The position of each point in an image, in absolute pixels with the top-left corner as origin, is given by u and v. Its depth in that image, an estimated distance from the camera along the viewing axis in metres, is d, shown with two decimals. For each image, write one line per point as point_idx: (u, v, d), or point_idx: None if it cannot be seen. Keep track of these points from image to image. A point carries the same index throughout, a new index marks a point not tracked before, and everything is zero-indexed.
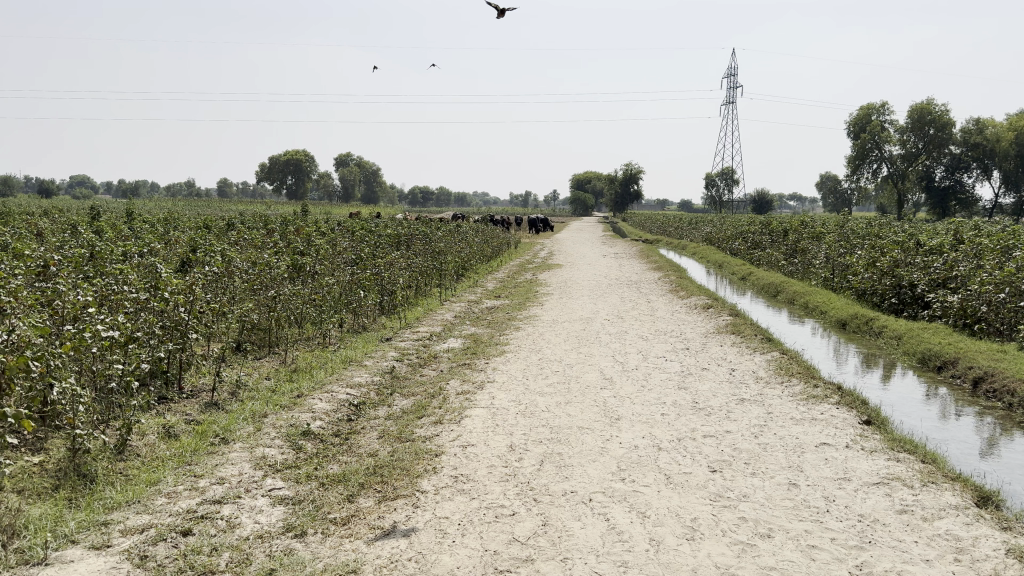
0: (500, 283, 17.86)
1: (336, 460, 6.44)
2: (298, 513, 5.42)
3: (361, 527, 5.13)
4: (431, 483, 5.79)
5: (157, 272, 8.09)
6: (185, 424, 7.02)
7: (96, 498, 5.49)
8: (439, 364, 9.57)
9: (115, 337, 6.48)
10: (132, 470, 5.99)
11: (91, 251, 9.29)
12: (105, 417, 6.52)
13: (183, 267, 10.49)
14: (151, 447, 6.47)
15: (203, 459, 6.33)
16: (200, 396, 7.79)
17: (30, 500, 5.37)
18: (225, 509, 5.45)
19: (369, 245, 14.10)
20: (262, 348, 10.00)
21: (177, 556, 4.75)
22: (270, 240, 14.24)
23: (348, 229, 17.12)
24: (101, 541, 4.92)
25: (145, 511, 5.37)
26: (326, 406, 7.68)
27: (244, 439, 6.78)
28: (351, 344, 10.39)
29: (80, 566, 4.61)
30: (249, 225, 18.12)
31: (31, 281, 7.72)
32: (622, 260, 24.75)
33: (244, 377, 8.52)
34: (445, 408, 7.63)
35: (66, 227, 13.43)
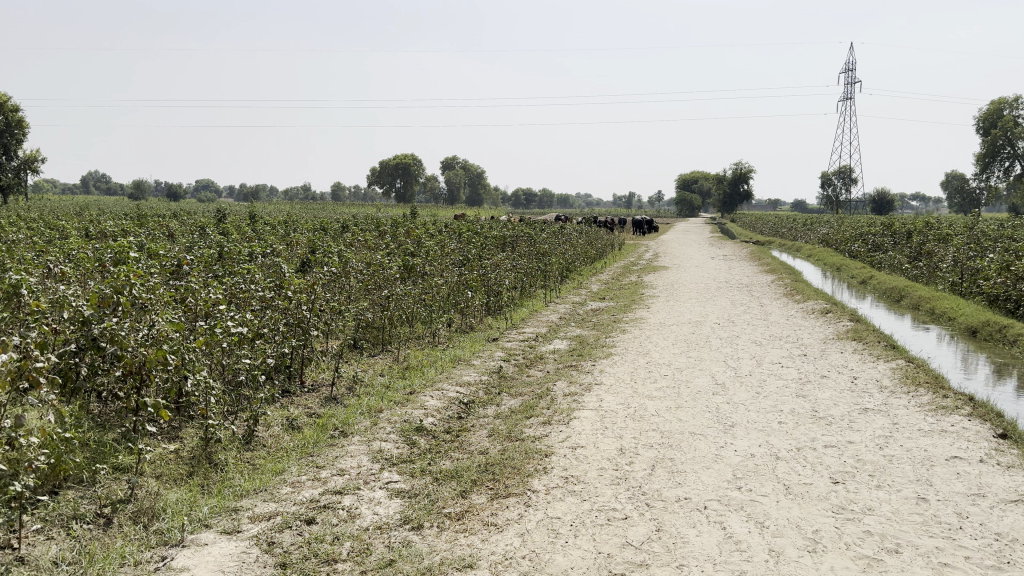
0: (605, 285, 17.79)
1: (448, 456, 6.56)
2: (414, 506, 5.56)
3: (475, 523, 5.22)
4: (543, 483, 5.82)
5: (280, 272, 8.51)
6: (307, 417, 7.33)
7: (227, 485, 5.81)
8: (546, 365, 9.61)
9: (243, 333, 6.85)
10: (259, 460, 6.31)
11: (219, 252, 9.86)
12: (234, 408, 6.90)
13: (303, 267, 10.98)
14: (277, 438, 6.80)
15: (324, 450, 6.59)
16: (320, 391, 8.12)
17: (167, 486, 5.75)
18: (346, 499, 5.65)
19: (477, 248, 14.33)
20: (376, 345, 10.32)
21: (302, 544, 4.95)
22: (383, 242, 14.72)
23: (455, 230, 17.46)
24: (232, 526, 5.20)
25: (272, 499, 5.64)
26: (437, 404, 7.86)
27: (362, 432, 7.03)
28: (459, 344, 10.58)
29: (213, 549, 4.89)
30: (362, 227, 18.82)
31: (167, 280, 8.28)
32: (732, 262, 24.20)
33: (360, 373, 8.84)
34: (554, 409, 7.65)
35: (195, 229, 14.31)
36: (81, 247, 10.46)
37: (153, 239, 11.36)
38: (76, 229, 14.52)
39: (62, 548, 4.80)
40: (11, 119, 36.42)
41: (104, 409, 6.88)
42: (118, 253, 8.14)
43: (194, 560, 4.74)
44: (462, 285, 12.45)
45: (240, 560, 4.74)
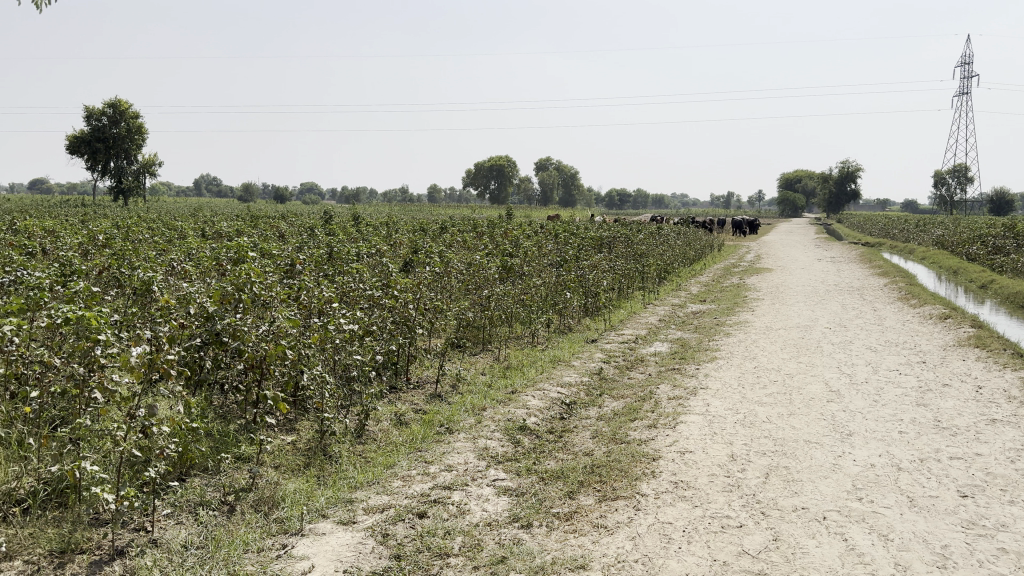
0: (703, 288, 17.48)
1: (553, 457, 6.58)
2: (522, 504, 5.60)
3: (585, 524, 5.21)
4: (652, 487, 5.76)
5: (388, 272, 8.77)
6: (414, 413, 7.52)
7: (341, 477, 6.00)
8: (648, 367, 9.51)
9: (355, 330, 7.08)
10: (370, 453, 6.50)
11: (328, 252, 10.21)
12: (346, 402, 7.14)
13: (406, 267, 11.25)
14: (386, 432, 7.00)
15: (432, 446, 6.73)
16: (426, 387, 8.31)
17: (286, 476, 5.99)
18: (456, 495, 5.74)
19: (574, 250, 14.36)
20: (477, 344, 10.46)
21: (415, 537, 5.06)
22: (481, 243, 14.91)
23: (551, 232, 17.52)
24: (348, 517, 5.35)
25: (384, 492, 5.79)
26: (539, 404, 7.90)
27: (467, 429, 7.14)
28: (558, 345, 10.60)
29: (332, 539, 5.05)
30: (460, 228, 19.11)
31: (282, 278, 8.65)
32: (838, 264, 23.37)
33: (463, 371, 8.99)
34: (659, 412, 7.56)
35: (304, 230, 14.87)
36: (202, 247, 11.04)
37: (267, 239, 11.88)
38: (195, 230, 15.33)
39: (191, 533, 5.06)
40: (132, 125, 38.55)
41: (225, 401, 7.24)
42: (238, 253, 8.55)
43: (313, 548, 4.91)
44: (560, 286, 12.49)
45: (358, 550, 4.88)
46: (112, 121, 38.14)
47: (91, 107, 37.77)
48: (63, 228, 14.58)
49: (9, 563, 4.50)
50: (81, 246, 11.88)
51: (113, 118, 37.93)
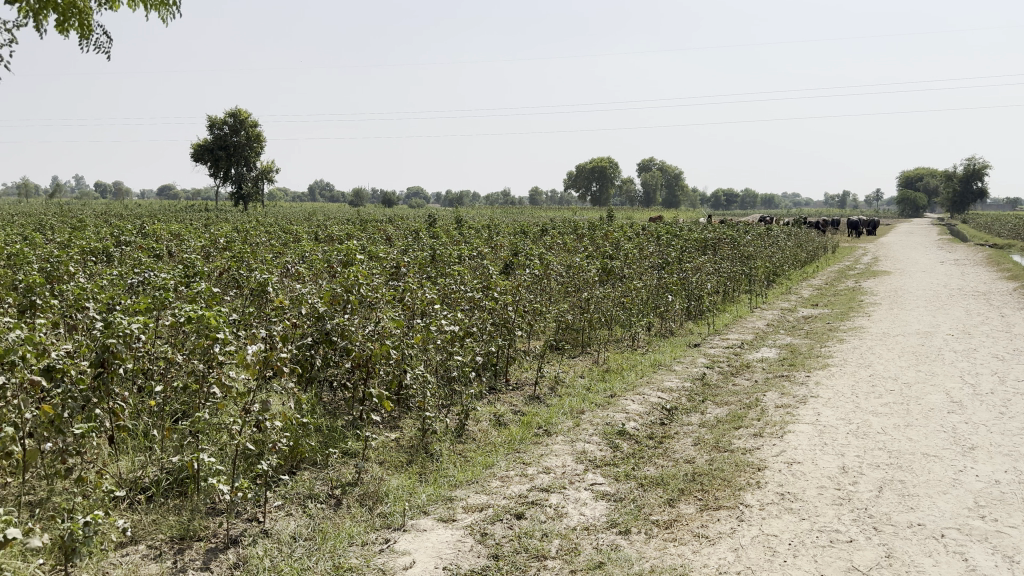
0: (815, 291, 16.82)
1: (653, 463, 6.49)
2: (621, 510, 5.55)
3: (685, 533, 5.12)
4: (756, 498, 5.59)
5: (488, 274, 8.97)
6: (512, 414, 7.61)
7: (442, 475, 6.13)
8: (753, 373, 9.25)
9: (456, 331, 7.24)
10: (470, 453, 6.61)
11: (431, 254, 10.50)
12: (447, 402, 7.30)
13: (506, 269, 11.43)
14: (486, 432, 7.11)
15: (530, 448, 6.78)
16: (524, 389, 8.39)
17: (389, 472, 6.17)
18: (553, 498, 5.76)
19: (677, 252, 14.17)
20: (576, 347, 10.46)
21: (513, 537, 5.10)
22: (582, 245, 14.92)
23: (654, 234, 17.31)
24: (448, 514, 5.46)
25: (483, 491, 5.87)
26: (639, 409, 7.82)
27: (565, 432, 7.15)
28: (659, 349, 10.46)
29: (431, 536, 5.16)
30: (562, 230, 19.17)
31: (386, 280, 8.95)
32: (964, 267, 22.00)
33: (562, 373, 9.03)
34: (765, 421, 7.33)
35: (409, 233, 15.28)
36: (313, 250, 11.54)
37: (373, 242, 12.28)
38: (308, 233, 16.01)
39: (300, 525, 5.28)
40: (250, 134, 40.53)
41: (334, 398, 7.54)
42: (347, 256, 8.91)
43: (414, 544, 5.03)
44: (662, 289, 12.34)
45: (457, 548, 4.97)
46: (233, 130, 40.29)
47: (214, 117, 40.06)
48: (188, 232, 15.54)
49: (134, 547, 4.83)
50: (203, 249, 12.64)
51: (234, 127, 40.06)
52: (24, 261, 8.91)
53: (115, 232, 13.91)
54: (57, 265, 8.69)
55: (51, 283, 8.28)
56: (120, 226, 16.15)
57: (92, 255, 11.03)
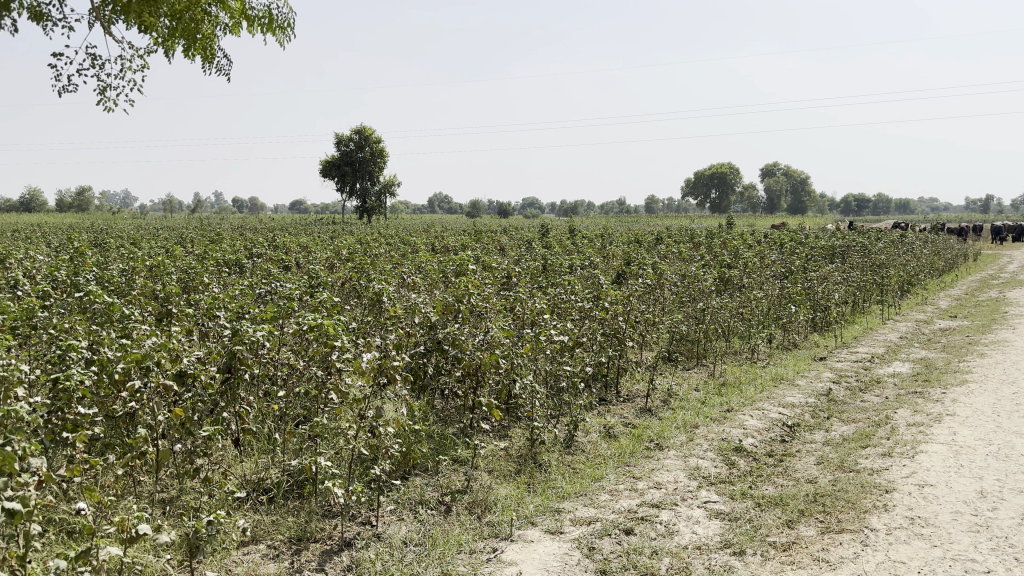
0: (956, 302, 15.68)
1: (771, 481, 6.20)
2: (735, 530, 5.33)
3: (804, 556, 4.85)
4: (883, 522, 5.24)
5: (598, 284, 9.01)
6: (623, 427, 7.51)
7: (550, 486, 6.11)
8: (883, 389, 8.70)
9: (565, 342, 7.24)
10: (579, 464, 6.55)
11: (543, 264, 10.66)
12: (557, 413, 7.29)
13: (618, 278, 11.46)
14: (595, 444, 7.05)
15: (641, 461, 6.65)
16: (636, 401, 8.27)
17: (498, 481, 6.20)
18: (664, 514, 5.60)
19: (799, 260, 13.71)
20: (691, 359, 10.21)
21: (621, 553, 4.99)
22: (698, 254, 14.60)
23: (776, 241, 16.67)
24: (555, 526, 5.42)
25: (592, 505, 5.79)
26: (757, 424, 7.51)
27: (678, 446, 6.97)
28: (781, 362, 10.02)
29: (539, 547, 5.13)
30: (679, 239, 18.75)
31: (498, 291, 9.12)
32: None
33: (676, 386, 8.82)
34: (895, 440, 6.87)
35: (522, 243, 15.42)
36: (429, 261, 11.83)
37: (486, 253, 12.47)
38: (426, 244, 16.42)
39: (411, 530, 5.38)
40: (374, 149, 41.94)
41: (445, 405, 7.69)
42: (460, 266, 9.11)
43: (521, 555, 5.01)
44: (784, 299, 12.00)
45: (564, 561, 4.92)
46: (358, 146, 41.90)
47: (341, 134, 41.93)
48: (314, 244, 16.28)
49: (255, 546, 5.07)
50: (326, 260, 13.22)
51: (359, 143, 41.66)
52: (166, 272, 9.61)
53: (248, 245, 14.77)
54: (193, 276, 9.32)
55: (188, 293, 8.87)
56: (252, 239, 17.12)
57: (226, 266, 11.76)
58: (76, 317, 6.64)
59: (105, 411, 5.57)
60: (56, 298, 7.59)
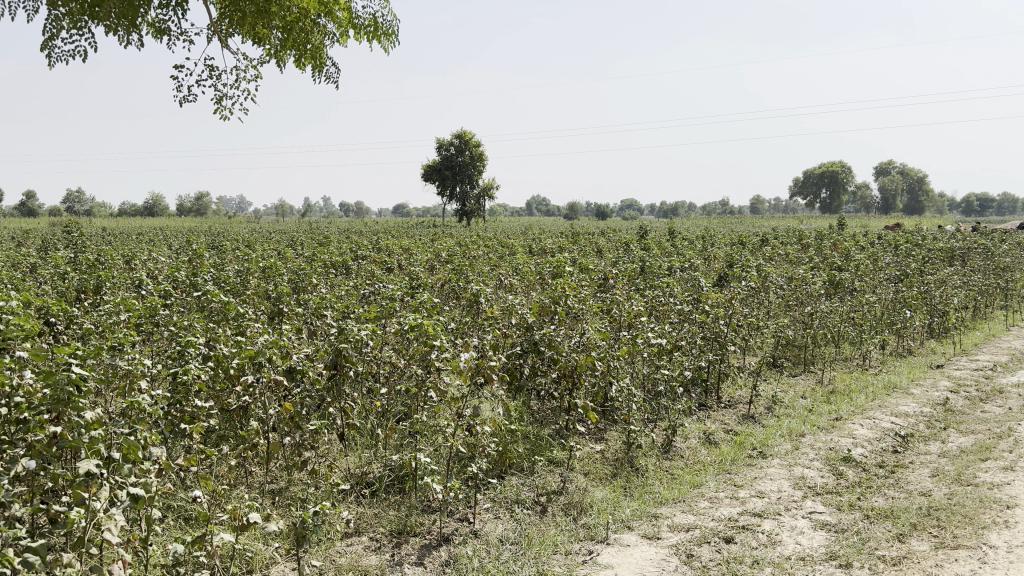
0: None
1: (882, 493, 5.93)
2: (842, 542, 5.12)
3: (916, 572, 4.62)
4: (1004, 540, 4.93)
5: (699, 286, 8.89)
6: (724, 433, 7.36)
7: (648, 491, 6.04)
8: (1007, 399, 8.17)
9: (663, 345, 7.21)
10: (677, 470, 6.46)
11: (642, 266, 10.59)
12: (655, 417, 7.22)
13: (721, 281, 11.24)
14: (695, 450, 6.94)
15: (743, 469, 6.49)
16: (738, 408, 8.09)
17: (594, 484, 6.19)
18: (767, 523, 5.44)
19: (915, 262, 13.02)
20: (797, 365, 9.89)
21: (721, 561, 4.88)
22: (806, 256, 14.12)
23: (889, 244, 15.92)
24: (653, 532, 5.35)
25: (690, 511, 5.69)
26: (868, 434, 7.20)
27: (783, 455, 6.76)
28: (894, 370, 9.55)
29: (635, 551, 5.08)
30: (785, 240, 18.18)
31: (595, 292, 9.27)
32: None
33: (781, 393, 8.56)
34: (1019, 454, 6.44)
35: (621, 245, 15.31)
36: (527, 263, 11.93)
37: (584, 255, 12.45)
38: (524, 246, 16.56)
39: (507, 528, 5.44)
40: (474, 153, 42.45)
41: (542, 407, 7.74)
42: (558, 267, 9.19)
43: (618, 558, 4.97)
44: (898, 303, 11.43)
45: (661, 567, 4.85)
46: (459, 150, 42.56)
47: (442, 138, 42.73)
48: (416, 246, 16.69)
49: (358, 538, 5.25)
50: (427, 262, 13.52)
51: (460, 147, 42.30)
52: (277, 273, 10.08)
53: (354, 247, 15.30)
54: (302, 277, 9.73)
55: (297, 293, 9.27)
56: (357, 242, 17.69)
57: (332, 268, 12.21)
58: (195, 316, 7.05)
59: (221, 405, 5.89)
60: (178, 297, 8.09)
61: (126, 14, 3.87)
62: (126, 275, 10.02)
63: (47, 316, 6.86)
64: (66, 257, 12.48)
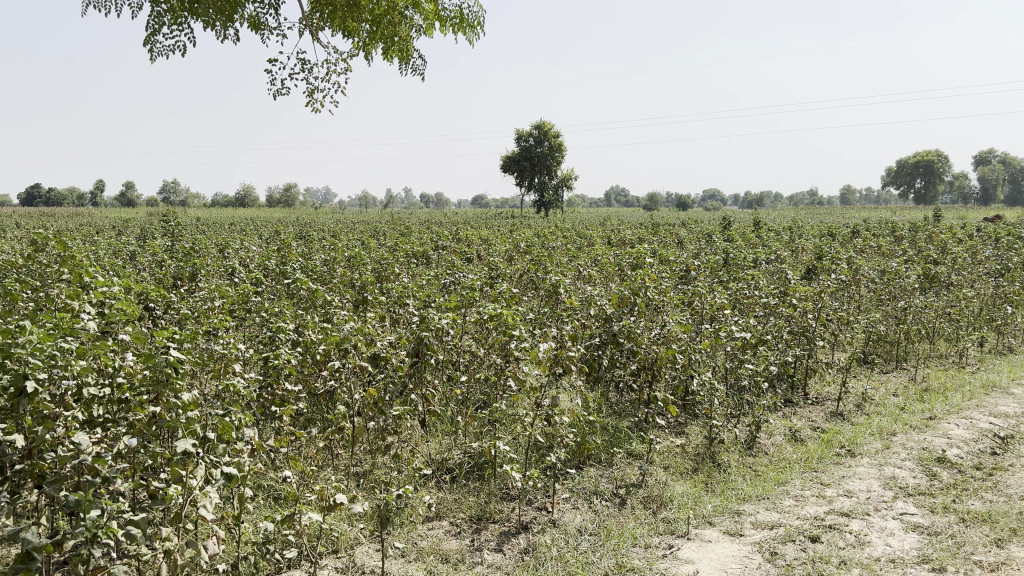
0: None
1: (979, 496, 5.66)
2: (935, 545, 4.92)
3: None
4: None
5: (786, 279, 8.69)
6: (811, 431, 7.18)
7: (730, 487, 5.95)
8: None
9: (747, 339, 7.07)
10: (761, 467, 6.33)
11: (725, 258, 10.42)
12: (738, 412, 7.10)
13: (807, 274, 10.95)
14: (780, 447, 6.79)
15: (830, 467, 6.31)
16: (825, 405, 7.88)
17: (674, 478, 6.13)
18: (854, 524, 5.27)
19: (1019, 255, 12.35)
20: (888, 362, 9.54)
21: (806, 561, 4.76)
22: (898, 249, 13.59)
23: (990, 236, 15.15)
24: (735, 528, 5.26)
25: (774, 509, 5.57)
26: (964, 435, 6.89)
27: (872, 454, 6.54)
28: (993, 368, 9.10)
29: (717, 547, 5.00)
30: (876, 232, 17.53)
31: (676, 284, 9.18)
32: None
33: (871, 390, 8.28)
34: None
35: (703, 235, 15.03)
36: (607, 253, 11.85)
37: (665, 246, 12.30)
38: (603, 237, 16.46)
39: (586, 519, 5.44)
40: (553, 144, 42.29)
41: (622, 399, 7.72)
42: (640, 259, 9.13)
43: (699, 554, 4.91)
44: (999, 299, 10.88)
45: (744, 564, 4.77)
46: (537, 141, 42.54)
47: (521, 130, 42.77)
48: (495, 237, 16.79)
49: (439, 522, 5.35)
50: (506, 253, 13.61)
51: (539, 138, 42.26)
52: (361, 263, 10.34)
53: (435, 238, 15.53)
54: (385, 266, 9.94)
55: (380, 283, 9.48)
56: (438, 232, 17.91)
57: (414, 257, 12.43)
58: (285, 302, 7.31)
59: (309, 389, 6.09)
60: (268, 285, 8.40)
61: (223, 10, 4.01)
62: (219, 263, 10.44)
63: (147, 301, 7.23)
64: (163, 245, 13.08)
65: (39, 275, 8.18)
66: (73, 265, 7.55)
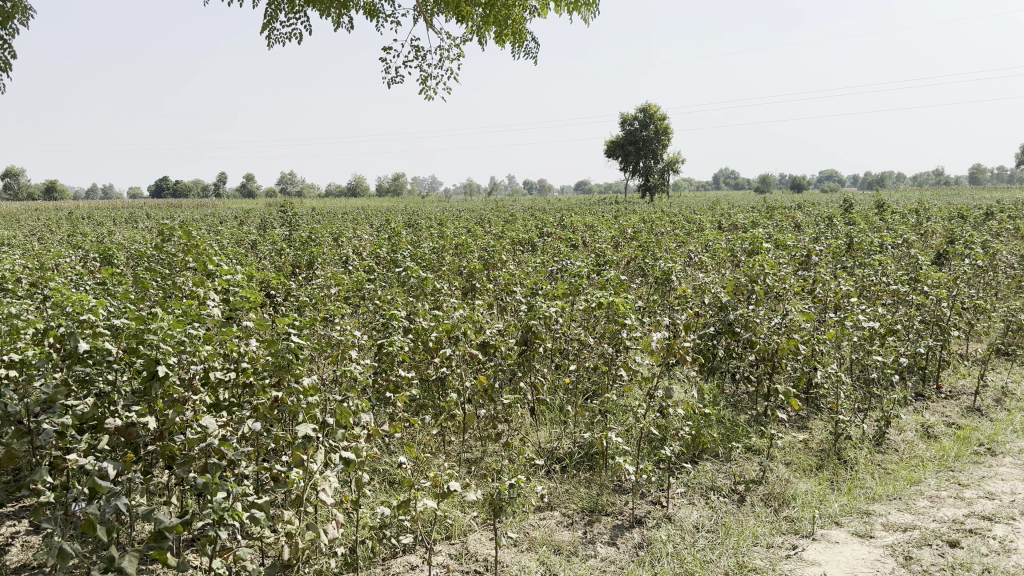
0: None
1: None
2: None
3: None
4: None
5: (916, 265, 8.14)
6: (946, 427, 6.70)
7: (858, 486, 5.61)
8: None
9: (874, 329, 6.66)
10: (891, 465, 5.96)
11: (847, 242, 9.88)
12: (864, 407, 6.70)
13: (939, 259, 10.25)
14: (912, 444, 6.37)
15: (969, 467, 5.86)
16: (961, 400, 7.34)
17: (797, 475, 5.83)
18: (998, 529, 4.85)
19: None
20: None
21: (945, 567, 4.42)
22: None
23: None
24: (865, 530, 4.94)
25: (907, 510, 5.20)
26: None
27: (1016, 453, 6.03)
28: None
29: (845, 549, 4.71)
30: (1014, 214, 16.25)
31: (794, 271, 8.78)
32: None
33: (1013, 384, 7.66)
34: None
35: (821, 219, 14.31)
36: (718, 239, 11.48)
37: (781, 230, 11.80)
38: (714, 222, 16.00)
39: (702, 515, 5.24)
40: (660, 128, 41.39)
41: (738, 391, 7.44)
42: (756, 245, 8.78)
43: (825, 556, 4.63)
44: None
45: (876, 568, 4.46)
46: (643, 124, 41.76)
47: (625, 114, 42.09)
48: (602, 223, 16.59)
49: (551, 512, 5.29)
50: (613, 239, 13.41)
51: (644, 121, 41.52)
52: (469, 250, 10.39)
53: (541, 224, 15.49)
54: (493, 254, 9.95)
55: (489, 270, 9.50)
56: (544, 219, 17.88)
57: (521, 245, 12.41)
58: (397, 290, 7.41)
59: (421, 376, 6.14)
60: (380, 273, 8.55)
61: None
62: (333, 251, 10.73)
63: (268, 288, 7.47)
64: (281, 234, 13.63)
65: (167, 264, 8.61)
66: (198, 255, 7.90)
